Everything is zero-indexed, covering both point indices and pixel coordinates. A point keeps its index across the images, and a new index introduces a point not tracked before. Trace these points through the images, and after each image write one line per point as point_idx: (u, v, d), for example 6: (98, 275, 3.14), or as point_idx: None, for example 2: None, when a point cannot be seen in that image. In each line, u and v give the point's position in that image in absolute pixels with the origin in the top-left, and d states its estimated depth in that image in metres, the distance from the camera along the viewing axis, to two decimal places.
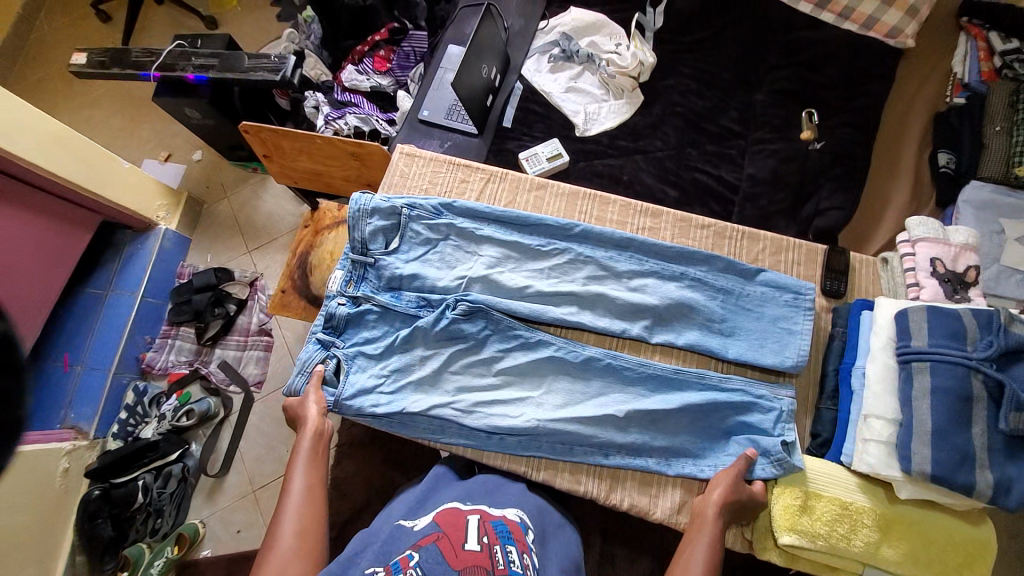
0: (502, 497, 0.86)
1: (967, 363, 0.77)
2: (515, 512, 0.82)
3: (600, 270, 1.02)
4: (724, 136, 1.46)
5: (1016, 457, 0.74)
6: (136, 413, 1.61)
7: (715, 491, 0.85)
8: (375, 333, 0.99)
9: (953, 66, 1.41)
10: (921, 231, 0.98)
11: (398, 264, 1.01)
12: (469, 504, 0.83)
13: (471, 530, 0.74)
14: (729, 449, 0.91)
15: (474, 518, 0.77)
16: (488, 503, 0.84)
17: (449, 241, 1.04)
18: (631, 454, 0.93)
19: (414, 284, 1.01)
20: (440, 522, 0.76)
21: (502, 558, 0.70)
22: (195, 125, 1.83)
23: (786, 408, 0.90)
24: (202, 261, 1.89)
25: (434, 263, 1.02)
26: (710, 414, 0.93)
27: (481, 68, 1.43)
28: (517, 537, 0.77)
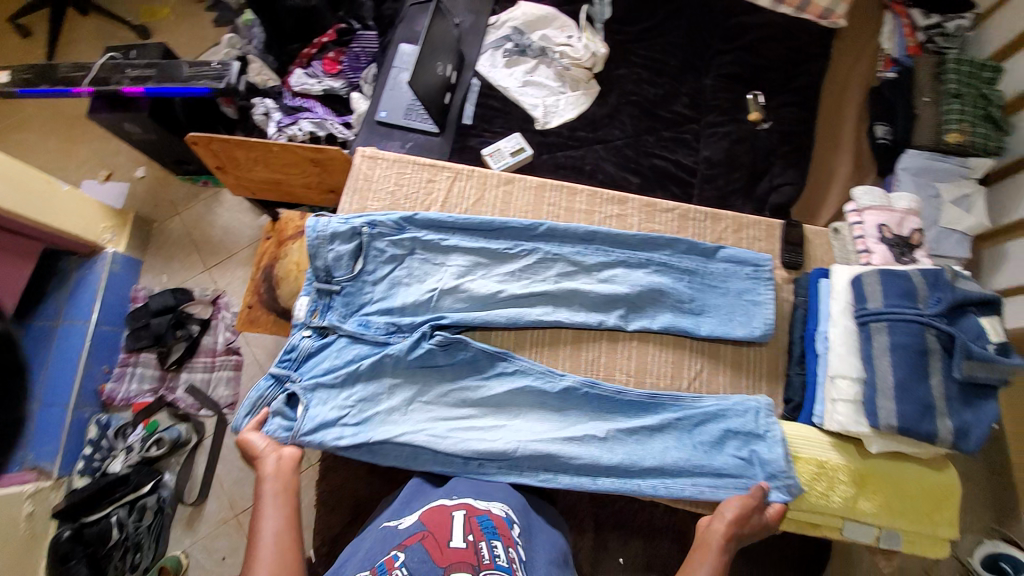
0: (490, 493, 0.87)
1: (921, 320, 0.81)
2: (501, 507, 0.83)
3: (570, 266, 1.03)
4: (679, 121, 1.51)
5: (970, 404, 0.80)
6: (102, 447, 1.54)
7: (723, 520, 0.84)
8: (339, 363, 0.96)
9: (881, 42, 1.51)
10: (867, 200, 1.05)
11: (368, 287, 1.00)
12: (455, 500, 0.84)
13: (457, 527, 0.75)
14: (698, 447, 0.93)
15: (460, 514, 0.78)
16: (476, 498, 0.85)
17: (416, 257, 1.03)
18: (613, 472, 0.92)
19: (382, 311, 0.99)
20: (426, 520, 0.77)
21: (489, 554, 0.70)
22: (136, 141, 1.72)
23: (761, 406, 0.93)
24: (157, 283, 1.81)
25: (405, 280, 1.01)
26: (685, 427, 0.94)
27: (437, 66, 1.42)
28: (503, 531, 0.78)
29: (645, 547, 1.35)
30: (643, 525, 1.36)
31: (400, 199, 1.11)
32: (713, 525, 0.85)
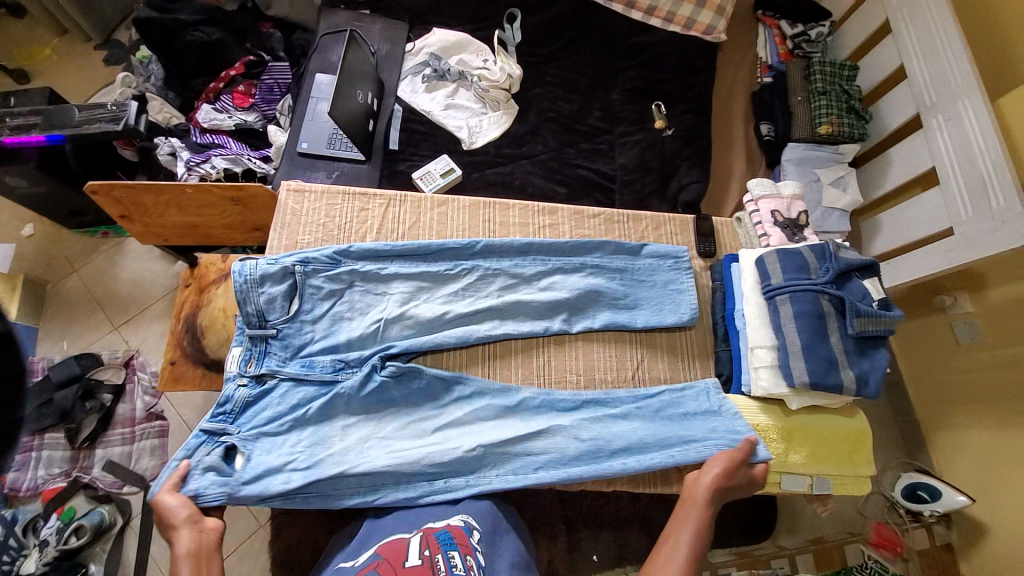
0: (447, 511, 0.90)
1: (815, 288, 0.94)
2: (460, 517, 0.87)
3: (511, 279, 1.08)
4: (594, 133, 1.62)
5: (865, 354, 0.94)
6: (9, 548, 1.38)
7: (711, 476, 0.91)
8: (284, 409, 0.94)
9: (758, 51, 1.73)
10: (761, 190, 1.19)
11: (305, 328, 0.99)
12: (412, 529, 0.84)
13: (413, 548, 0.77)
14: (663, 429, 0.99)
15: (416, 537, 0.80)
16: (434, 518, 0.87)
17: (355, 289, 1.03)
18: (565, 465, 0.96)
19: (327, 350, 0.99)
20: (381, 551, 0.78)
21: (444, 564, 0.73)
22: (23, 195, 1.58)
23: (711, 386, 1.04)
24: (57, 350, 1.66)
25: (348, 314, 1.01)
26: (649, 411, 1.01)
27: (357, 94, 1.43)
28: (461, 541, 0.80)
29: (615, 537, 1.42)
30: (610, 517, 1.43)
31: (333, 230, 1.10)
32: (701, 480, 0.91)
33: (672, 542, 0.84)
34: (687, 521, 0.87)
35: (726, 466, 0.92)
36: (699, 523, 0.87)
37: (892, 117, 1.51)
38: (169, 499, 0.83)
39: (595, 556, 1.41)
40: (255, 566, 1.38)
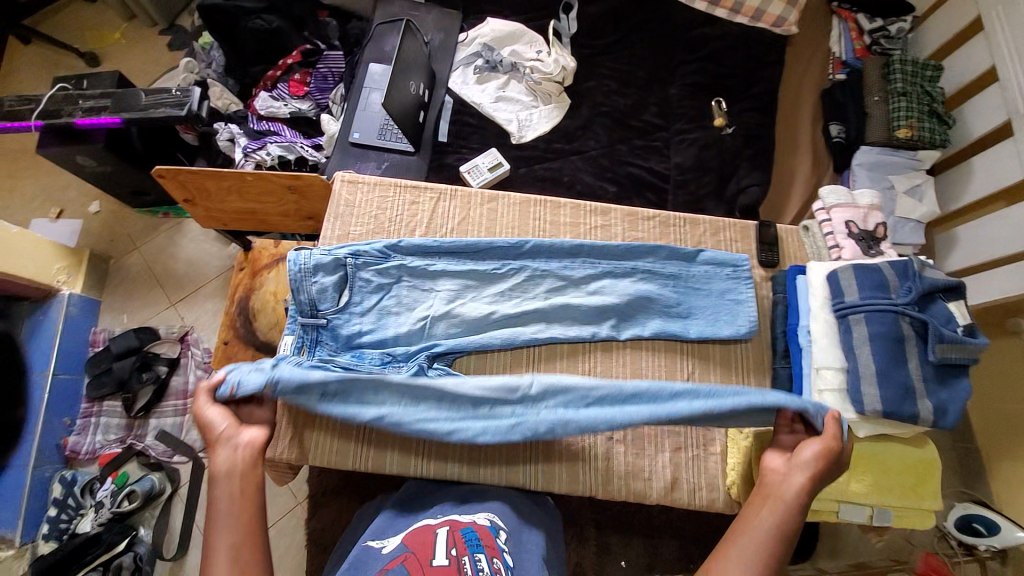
0: (475, 506, 0.88)
1: (895, 309, 0.87)
2: (486, 516, 0.84)
3: (559, 281, 1.05)
4: (648, 130, 1.56)
5: (944, 382, 0.85)
6: (68, 506, 1.51)
7: (800, 470, 0.81)
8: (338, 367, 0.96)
9: (831, 46, 1.62)
10: (833, 199, 1.11)
11: (354, 321, 0.99)
12: (439, 518, 0.84)
13: (440, 543, 0.76)
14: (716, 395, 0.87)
15: (443, 531, 0.79)
16: (460, 512, 0.86)
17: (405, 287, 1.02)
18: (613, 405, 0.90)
19: (376, 342, 0.99)
20: (409, 542, 0.77)
21: (471, 566, 0.70)
22: (90, 174, 1.66)
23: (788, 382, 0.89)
24: (117, 323, 1.75)
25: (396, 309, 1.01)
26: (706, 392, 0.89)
27: (409, 85, 1.43)
28: (488, 542, 0.78)
29: (646, 547, 1.38)
30: (643, 526, 1.39)
31: (382, 222, 1.10)
32: (790, 478, 0.81)
33: (755, 530, 0.77)
34: (769, 506, 0.79)
35: (819, 454, 0.82)
36: (786, 509, 0.79)
37: (975, 123, 1.40)
38: (209, 411, 0.87)
39: (624, 564, 1.37)
40: (289, 545, 1.43)
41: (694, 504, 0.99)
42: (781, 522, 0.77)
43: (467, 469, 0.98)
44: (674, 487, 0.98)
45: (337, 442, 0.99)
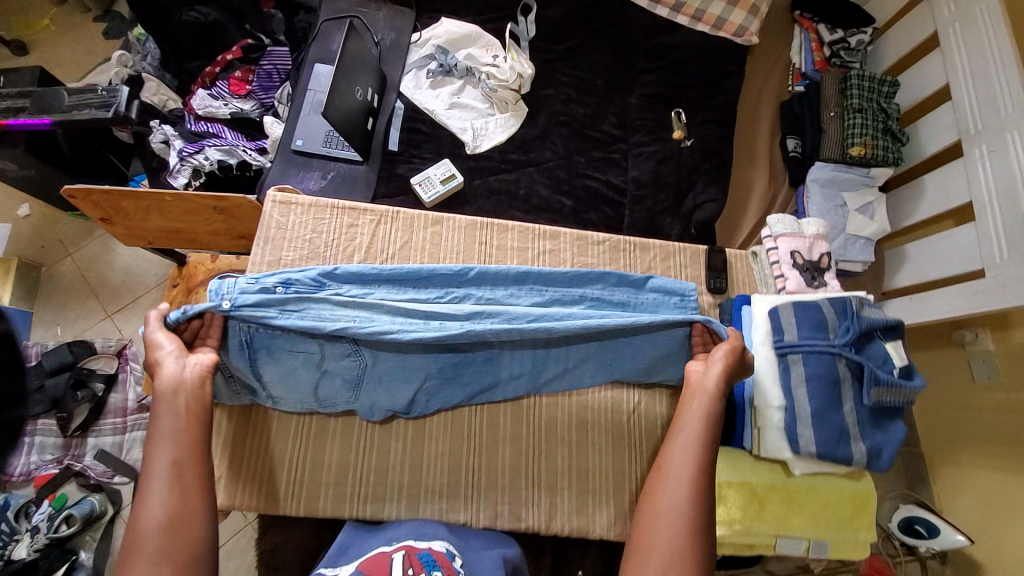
0: (430, 533, 0.87)
1: (832, 350, 0.88)
2: (441, 543, 0.84)
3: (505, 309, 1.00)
4: (606, 141, 1.53)
5: (879, 424, 0.88)
6: (1, 532, 1.36)
7: (716, 364, 0.91)
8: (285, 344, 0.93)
9: (792, 56, 1.60)
10: (780, 227, 1.11)
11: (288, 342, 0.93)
12: (394, 545, 0.83)
13: (396, 565, 0.74)
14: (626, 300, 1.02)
15: (399, 554, 0.78)
16: (416, 539, 0.85)
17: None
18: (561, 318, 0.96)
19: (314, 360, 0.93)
20: (363, 567, 0.75)
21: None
22: (13, 178, 1.53)
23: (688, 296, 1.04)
24: (50, 336, 1.63)
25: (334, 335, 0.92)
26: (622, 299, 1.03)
27: (356, 90, 1.35)
28: (443, 563, 0.78)
29: None
30: None
31: (319, 247, 1.04)
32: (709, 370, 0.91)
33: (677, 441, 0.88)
34: (691, 408, 0.90)
35: (726, 361, 0.91)
36: (701, 408, 0.89)
37: (931, 142, 1.39)
38: (159, 336, 0.88)
39: None
40: (239, 565, 1.39)
41: None
42: (699, 425, 0.88)
43: (406, 508, 0.95)
44: (619, 521, 0.98)
45: (265, 480, 0.95)
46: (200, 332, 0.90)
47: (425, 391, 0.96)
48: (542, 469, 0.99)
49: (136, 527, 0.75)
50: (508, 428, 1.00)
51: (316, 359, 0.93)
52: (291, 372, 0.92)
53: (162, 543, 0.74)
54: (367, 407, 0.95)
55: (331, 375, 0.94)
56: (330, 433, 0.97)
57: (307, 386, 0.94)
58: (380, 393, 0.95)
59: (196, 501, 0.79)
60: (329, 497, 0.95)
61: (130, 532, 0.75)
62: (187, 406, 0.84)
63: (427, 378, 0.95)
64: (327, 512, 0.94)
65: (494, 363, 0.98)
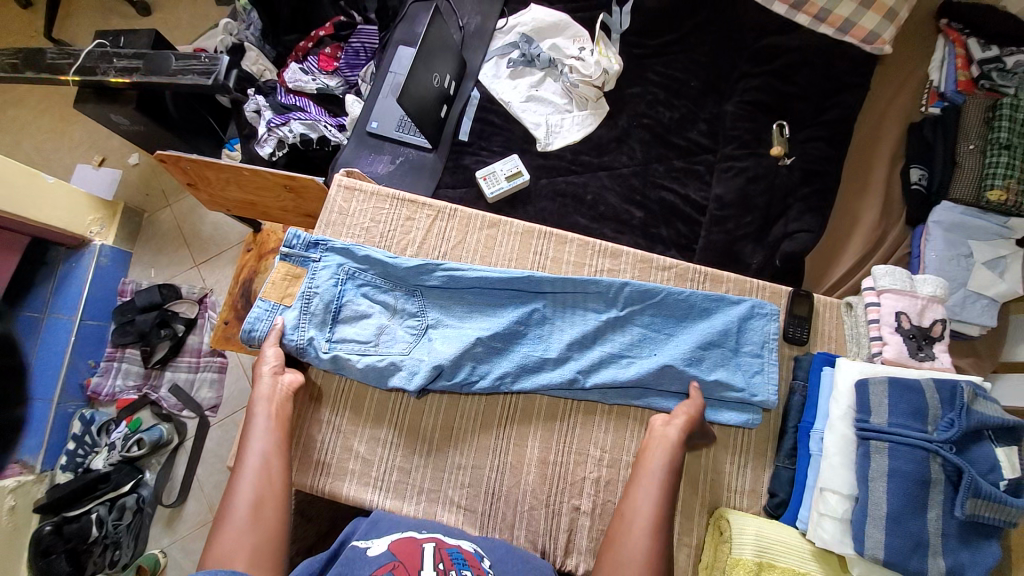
0: (459, 533, 0.85)
1: (927, 447, 0.74)
2: (471, 543, 0.82)
3: (555, 315, 0.97)
4: (692, 150, 1.38)
5: (969, 543, 0.73)
6: (84, 443, 1.55)
7: (677, 420, 0.86)
8: (356, 302, 0.97)
9: (929, 73, 1.35)
10: (888, 281, 0.94)
11: (354, 300, 0.97)
12: (424, 533, 0.82)
13: (427, 558, 0.74)
14: (697, 297, 0.96)
15: (430, 546, 0.77)
16: (445, 534, 0.84)
17: (414, 295, 0.98)
18: (627, 304, 0.96)
19: (371, 321, 0.96)
20: (395, 551, 0.75)
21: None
22: (126, 131, 1.67)
23: (764, 308, 0.95)
24: (145, 276, 1.79)
25: (407, 308, 0.98)
26: (693, 301, 0.96)
27: (433, 77, 1.31)
28: (473, 563, 0.77)
29: None
30: None
31: (374, 237, 1.03)
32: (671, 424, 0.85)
33: (640, 511, 0.78)
34: (656, 465, 0.81)
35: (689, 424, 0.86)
36: (665, 465, 0.81)
37: None
38: (268, 351, 0.92)
39: None
40: None
41: None
42: (664, 489, 0.79)
43: (422, 512, 0.93)
44: None
45: (297, 454, 0.95)
46: (285, 270, 0.96)
47: (475, 364, 0.94)
48: (564, 504, 0.93)
49: (227, 505, 0.77)
50: (536, 452, 0.95)
51: (386, 312, 0.98)
52: (356, 320, 0.96)
53: (248, 521, 0.75)
54: (414, 364, 0.93)
55: (392, 329, 0.96)
56: (362, 422, 0.97)
57: (370, 330, 0.96)
58: (432, 352, 0.94)
59: (278, 489, 0.80)
60: (352, 484, 0.94)
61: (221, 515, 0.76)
62: (283, 409, 0.89)
63: (477, 347, 0.94)
64: (349, 497, 0.94)
65: (545, 341, 0.96)
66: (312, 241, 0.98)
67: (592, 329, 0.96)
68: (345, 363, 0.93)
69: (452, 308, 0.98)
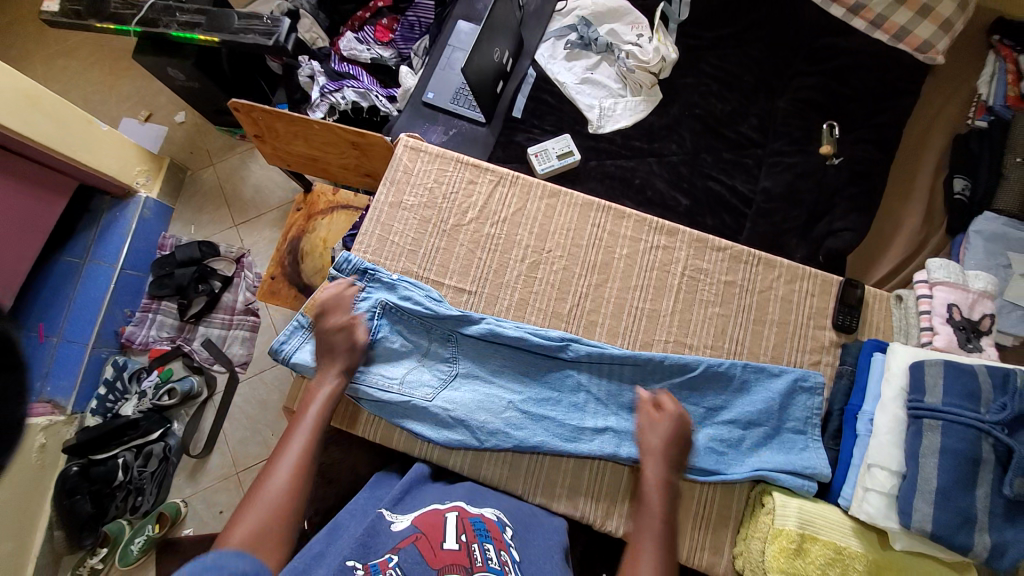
0: (481, 498, 0.86)
1: (979, 426, 0.77)
2: (493, 511, 0.82)
3: (595, 381, 0.94)
4: (741, 144, 1.40)
5: (1014, 522, 0.75)
6: (115, 389, 1.57)
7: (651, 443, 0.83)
8: (394, 343, 0.94)
9: (979, 86, 1.37)
10: (941, 274, 0.99)
11: (389, 337, 0.94)
12: (448, 503, 0.81)
13: (450, 528, 0.73)
14: (745, 367, 0.94)
15: (453, 516, 0.76)
16: (467, 502, 0.83)
17: (446, 339, 0.95)
18: (674, 369, 0.94)
19: (403, 365, 0.93)
20: (419, 523, 0.74)
21: (481, 556, 0.67)
22: (179, 87, 1.69)
23: (812, 381, 0.93)
24: (185, 232, 1.80)
25: (438, 352, 0.95)
26: (738, 372, 0.94)
27: (494, 51, 1.33)
28: (495, 535, 0.75)
29: None
30: None
31: (437, 198, 1.05)
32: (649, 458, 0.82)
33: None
34: (652, 545, 0.73)
35: (673, 433, 0.84)
36: (661, 552, 0.72)
37: None
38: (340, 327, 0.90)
39: None
40: None
41: (693, 564, 0.89)
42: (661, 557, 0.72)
43: (469, 466, 0.95)
44: (674, 539, 0.89)
45: (351, 409, 0.96)
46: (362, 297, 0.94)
47: (493, 426, 0.89)
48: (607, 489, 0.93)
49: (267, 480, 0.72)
50: (568, 475, 0.94)
51: (417, 353, 0.95)
52: (386, 358, 0.93)
53: (275, 510, 0.70)
54: (438, 413, 0.90)
55: (421, 372, 0.93)
56: None
57: (398, 372, 0.92)
58: (460, 403, 0.91)
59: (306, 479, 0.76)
60: (400, 442, 0.96)
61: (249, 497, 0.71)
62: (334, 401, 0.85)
63: (507, 410, 0.91)
64: (402, 439, 0.95)
65: (578, 412, 0.92)
66: (363, 274, 0.96)
67: (627, 399, 0.93)
68: (361, 396, 0.90)
69: (485, 360, 0.95)
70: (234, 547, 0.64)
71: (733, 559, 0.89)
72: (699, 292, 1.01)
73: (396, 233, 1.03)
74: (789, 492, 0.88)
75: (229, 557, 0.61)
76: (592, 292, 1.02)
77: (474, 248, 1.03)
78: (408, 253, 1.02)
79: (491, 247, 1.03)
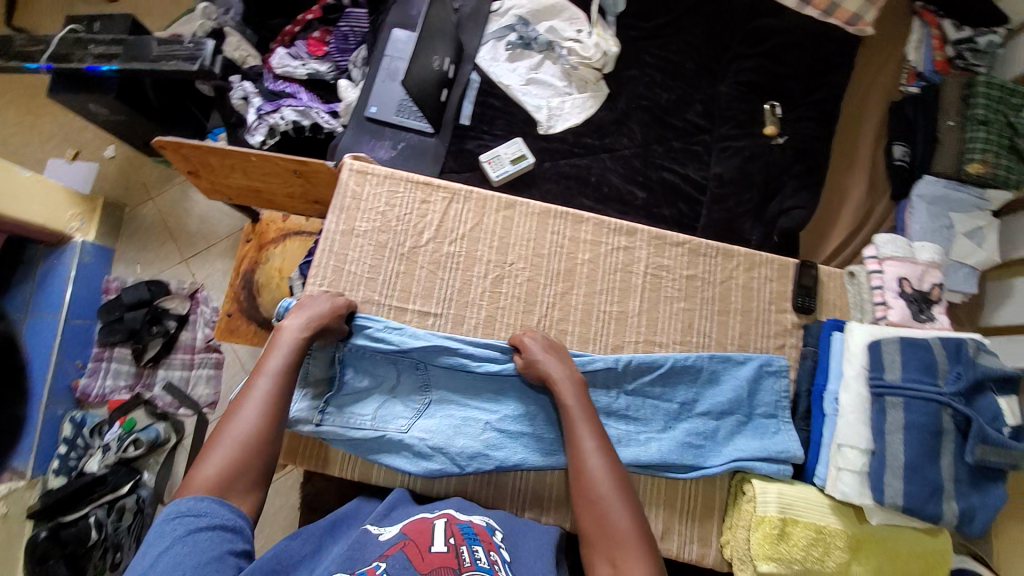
0: (471, 507, 0.84)
1: (940, 398, 0.81)
2: (481, 516, 0.81)
3: None
4: (690, 131, 1.42)
5: (977, 486, 0.81)
6: (76, 446, 1.48)
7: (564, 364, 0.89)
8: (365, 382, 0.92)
9: (907, 53, 1.41)
10: (889, 249, 1.04)
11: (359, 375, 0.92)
12: (435, 513, 0.80)
13: (437, 533, 0.72)
14: (712, 359, 0.96)
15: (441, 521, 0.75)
16: (457, 509, 0.82)
17: (417, 369, 0.93)
18: (644, 370, 0.95)
19: (372, 401, 0.91)
20: (407, 530, 0.73)
21: (469, 556, 0.68)
22: (104, 122, 1.58)
23: (776, 366, 0.96)
24: (130, 273, 1.69)
25: (408, 383, 0.93)
26: (704, 365, 0.96)
27: (434, 59, 1.28)
28: (484, 538, 0.75)
29: None
30: None
31: (390, 221, 1.02)
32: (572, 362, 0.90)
33: (597, 481, 0.76)
34: (586, 432, 0.81)
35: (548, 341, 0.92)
36: (596, 435, 0.81)
37: None
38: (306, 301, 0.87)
39: None
40: (274, 523, 1.38)
41: (686, 558, 0.91)
42: (600, 443, 0.81)
43: (454, 489, 0.94)
44: (664, 537, 0.90)
45: (326, 450, 0.94)
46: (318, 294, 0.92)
47: (469, 450, 0.89)
48: None
49: (219, 436, 0.72)
50: (555, 488, 0.94)
51: (386, 386, 0.92)
52: (359, 395, 0.91)
53: (242, 452, 0.72)
54: (418, 445, 0.88)
55: (394, 405, 0.91)
56: None
57: (370, 407, 0.90)
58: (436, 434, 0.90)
59: (267, 441, 0.74)
60: (381, 476, 0.94)
61: (217, 435, 0.73)
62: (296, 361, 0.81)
63: (483, 431, 0.91)
64: (381, 478, 0.94)
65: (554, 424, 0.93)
66: None
67: (603, 405, 0.93)
68: (335, 437, 0.88)
69: (459, 385, 0.94)
70: (202, 492, 0.67)
71: (721, 550, 0.91)
72: (663, 289, 1.02)
73: (352, 263, 0.99)
74: (767, 478, 0.90)
75: (209, 503, 0.66)
76: (558, 301, 1.01)
77: (435, 269, 1.01)
78: (367, 282, 0.98)
79: (452, 266, 1.01)
